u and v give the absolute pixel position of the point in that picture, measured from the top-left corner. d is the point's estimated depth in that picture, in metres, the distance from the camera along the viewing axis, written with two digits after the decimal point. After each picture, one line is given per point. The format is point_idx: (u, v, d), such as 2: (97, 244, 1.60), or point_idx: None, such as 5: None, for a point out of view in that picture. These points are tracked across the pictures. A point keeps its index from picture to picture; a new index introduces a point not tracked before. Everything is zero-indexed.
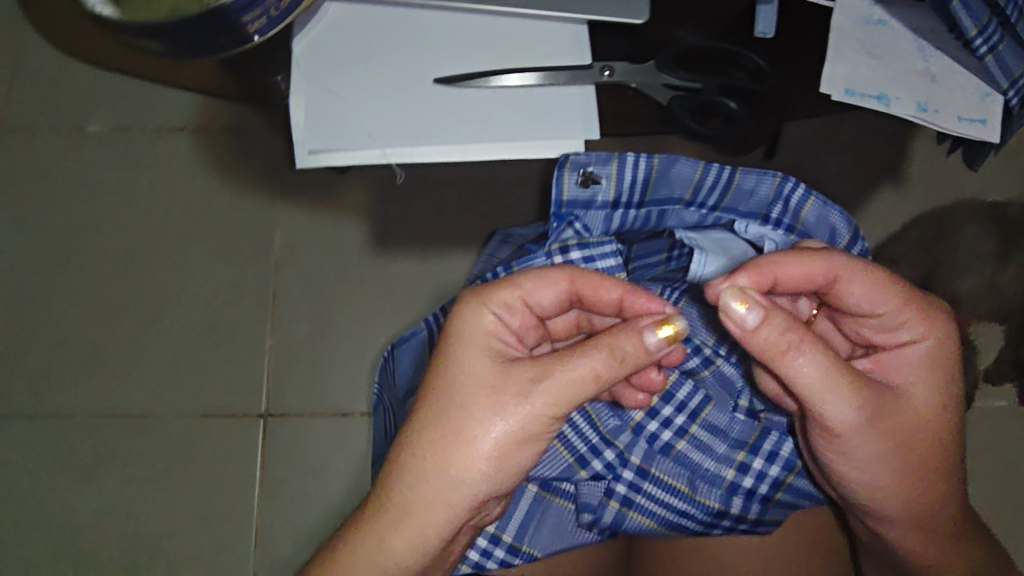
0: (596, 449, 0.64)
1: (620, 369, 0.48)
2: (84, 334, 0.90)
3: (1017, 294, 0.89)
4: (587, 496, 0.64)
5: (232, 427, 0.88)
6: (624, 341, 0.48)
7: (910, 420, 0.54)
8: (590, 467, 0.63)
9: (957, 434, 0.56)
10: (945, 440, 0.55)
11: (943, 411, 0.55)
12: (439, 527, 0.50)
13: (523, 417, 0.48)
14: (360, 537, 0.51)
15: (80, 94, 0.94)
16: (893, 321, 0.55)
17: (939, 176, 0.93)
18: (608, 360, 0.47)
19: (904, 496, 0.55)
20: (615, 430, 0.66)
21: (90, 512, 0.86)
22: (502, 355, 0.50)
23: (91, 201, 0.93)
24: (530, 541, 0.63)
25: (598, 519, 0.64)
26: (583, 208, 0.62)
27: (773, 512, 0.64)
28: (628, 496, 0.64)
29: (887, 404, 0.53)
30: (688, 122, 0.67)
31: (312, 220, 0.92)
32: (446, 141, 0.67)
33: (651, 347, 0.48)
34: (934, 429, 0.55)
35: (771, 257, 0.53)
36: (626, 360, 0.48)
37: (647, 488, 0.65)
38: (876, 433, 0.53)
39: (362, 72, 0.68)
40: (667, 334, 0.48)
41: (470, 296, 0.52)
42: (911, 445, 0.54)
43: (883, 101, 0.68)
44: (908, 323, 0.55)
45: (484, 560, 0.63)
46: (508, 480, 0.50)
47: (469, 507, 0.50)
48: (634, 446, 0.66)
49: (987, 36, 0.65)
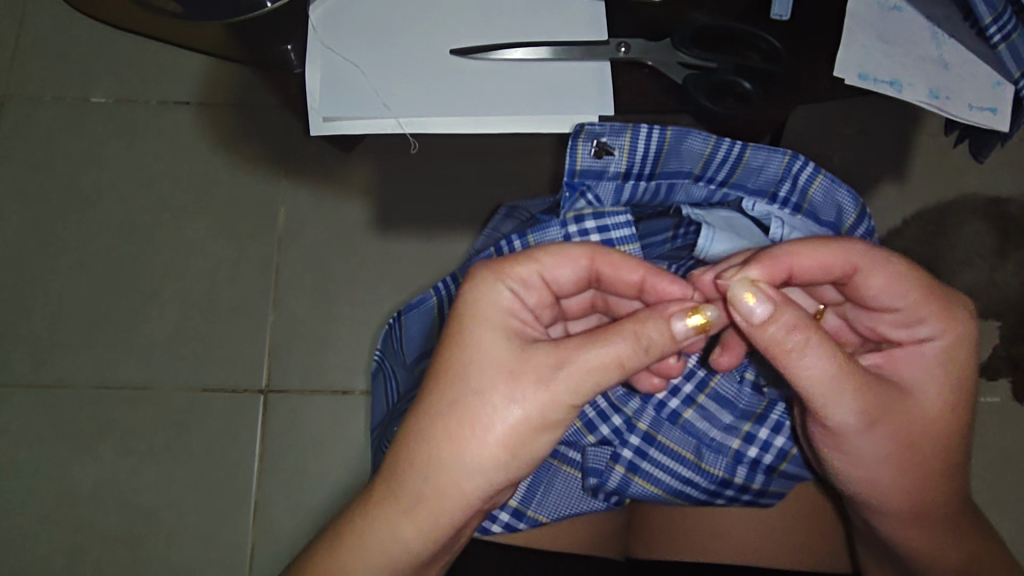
0: (603, 415, 0.63)
1: (646, 357, 0.46)
2: (84, 306, 0.89)
3: (1011, 291, 0.90)
4: (593, 461, 0.62)
5: (232, 401, 0.88)
6: (651, 327, 0.45)
7: (919, 422, 0.51)
8: (598, 432, 0.63)
9: (967, 439, 0.53)
10: (952, 443, 0.52)
11: (953, 415, 0.52)
12: (452, 519, 0.47)
13: (543, 404, 0.45)
14: (368, 527, 0.47)
15: (84, 65, 0.93)
16: (912, 317, 0.52)
17: (943, 170, 0.93)
18: (634, 348, 0.45)
19: (905, 497, 0.53)
20: (624, 397, 0.64)
21: (87, 484, 0.86)
22: (521, 335, 0.47)
23: (93, 172, 0.92)
24: (537, 507, 0.62)
25: (603, 483, 0.62)
26: (595, 178, 0.61)
27: (776, 483, 0.63)
28: (634, 461, 0.63)
29: (897, 406, 0.50)
30: (701, 99, 0.66)
31: (317, 197, 0.92)
32: (460, 113, 0.67)
33: (677, 334, 0.46)
34: (944, 434, 0.52)
35: (786, 246, 0.51)
36: (651, 348, 0.45)
37: (653, 454, 0.63)
38: (882, 435, 0.50)
39: (380, 42, 0.69)
40: (697, 323, 0.46)
41: (486, 271, 0.49)
42: (915, 447, 0.51)
43: (896, 86, 0.69)
44: (927, 319, 0.51)
45: (489, 523, 0.62)
46: (523, 471, 0.47)
47: (481, 498, 0.47)
48: (643, 413, 0.64)
49: (1002, 24, 0.66)
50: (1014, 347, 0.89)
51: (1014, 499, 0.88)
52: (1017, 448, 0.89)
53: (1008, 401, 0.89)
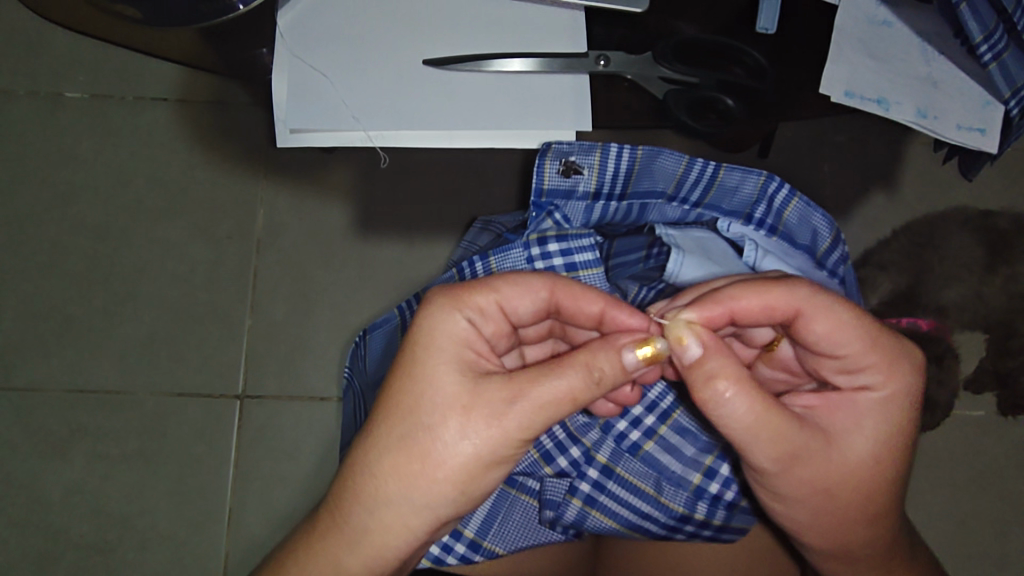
0: (562, 446, 0.65)
1: (597, 389, 0.47)
2: (57, 306, 0.88)
3: (998, 304, 0.89)
4: (551, 492, 0.64)
5: (206, 407, 0.86)
6: (602, 359, 0.47)
7: (848, 469, 0.51)
8: (556, 464, 0.64)
9: (897, 487, 0.53)
10: (882, 489, 0.52)
11: (883, 464, 0.52)
12: (397, 551, 0.48)
13: (491, 441, 0.46)
14: (310, 560, 0.49)
15: (57, 58, 0.90)
16: (855, 364, 0.51)
17: (934, 182, 0.91)
18: (585, 379, 0.46)
19: (833, 535, 0.54)
20: (583, 427, 0.65)
21: (59, 488, 0.85)
22: (475, 368, 0.48)
23: (67, 170, 0.90)
24: (493, 539, 0.63)
25: (559, 516, 0.64)
26: (563, 198, 0.62)
27: (738, 519, 0.65)
28: (592, 495, 0.64)
29: (825, 451, 0.50)
30: (682, 117, 0.67)
31: (296, 198, 0.90)
32: (435, 126, 0.67)
33: (628, 365, 0.47)
34: (873, 482, 0.52)
35: (728, 290, 0.50)
36: (603, 379, 0.47)
37: (611, 487, 0.65)
38: (806, 479, 0.50)
39: (351, 52, 0.67)
40: (646, 353, 0.47)
41: (444, 300, 0.49)
42: (842, 493, 0.51)
43: (882, 105, 0.67)
44: (869, 368, 0.51)
45: (444, 555, 0.63)
46: (470, 505, 0.49)
47: (426, 531, 0.48)
48: (602, 444, 0.65)
49: (993, 43, 0.64)
50: (1000, 362, 0.88)
51: (994, 515, 0.87)
52: (1002, 464, 0.88)
53: (994, 416, 0.88)
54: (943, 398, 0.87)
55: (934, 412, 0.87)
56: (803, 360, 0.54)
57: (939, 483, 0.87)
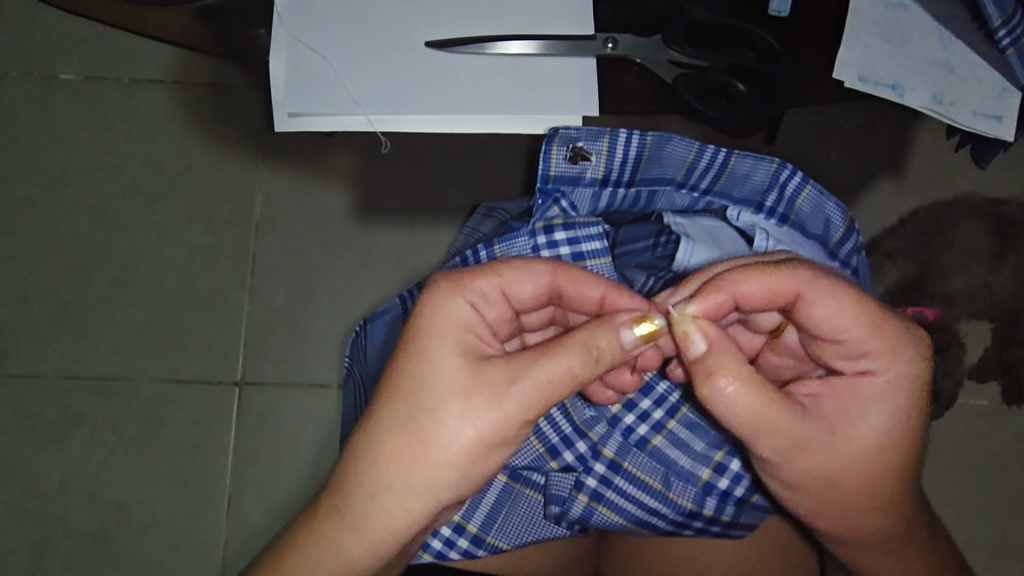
0: (568, 441, 0.64)
1: (597, 369, 0.46)
2: (51, 292, 0.86)
3: (1009, 293, 0.87)
4: (556, 488, 0.64)
5: (205, 395, 0.85)
6: (601, 337, 0.46)
7: (851, 455, 0.50)
8: (562, 458, 0.64)
9: (908, 472, 0.52)
10: (888, 474, 0.51)
11: (889, 451, 0.50)
12: (398, 536, 0.47)
13: (490, 423, 0.45)
14: (312, 547, 0.48)
15: (47, 38, 0.88)
16: (857, 349, 0.49)
17: (943, 168, 0.90)
18: (585, 359, 0.45)
19: (840, 519, 0.53)
20: (590, 421, 0.64)
21: (56, 476, 0.84)
22: (476, 352, 0.47)
23: (62, 153, 0.88)
24: (496, 533, 0.63)
25: (565, 512, 0.63)
26: (571, 184, 0.61)
27: (747, 514, 0.64)
28: (598, 490, 0.63)
29: (825, 439, 0.49)
30: (692, 102, 0.64)
31: (295, 183, 0.88)
32: (437, 111, 0.65)
33: (626, 345, 0.47)
34: (878, 468, 0.50)
35: (729, 275, 0.49)
36: (602, 358, 0.46)
37: (618, 483, 0.64)
38: (807, 467, 0.50)
39: (352, 34, 0.65)
40: (645, 331, 0.47)
41: (445, 283, 0.48)
42: (846, 480, 0.50)
43: (898, 90, 0.66)
44: (871, 353, 0.49)
45: (446, 550, 0.62)
46: (471, 488, 0.48)
47: (426, 517, 0.47)
48: (609, 438, 0.65)
49: (1011, 28, 0.62)
50: (1005, 351, 0.86)
51: (995, 506, 0.86)
52: (1006, 454, 0.87)
53: (998, 405, 0.87)
54: (944, 388, 0.86)
55: (936, 400, 0.87)
56: (807, 347, 0.53)
57: (945, 472, 0.87)
